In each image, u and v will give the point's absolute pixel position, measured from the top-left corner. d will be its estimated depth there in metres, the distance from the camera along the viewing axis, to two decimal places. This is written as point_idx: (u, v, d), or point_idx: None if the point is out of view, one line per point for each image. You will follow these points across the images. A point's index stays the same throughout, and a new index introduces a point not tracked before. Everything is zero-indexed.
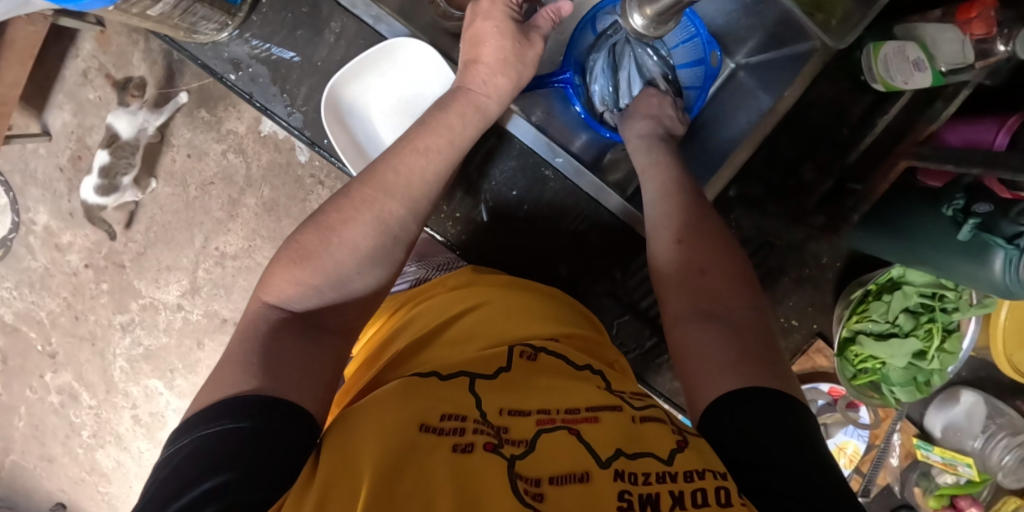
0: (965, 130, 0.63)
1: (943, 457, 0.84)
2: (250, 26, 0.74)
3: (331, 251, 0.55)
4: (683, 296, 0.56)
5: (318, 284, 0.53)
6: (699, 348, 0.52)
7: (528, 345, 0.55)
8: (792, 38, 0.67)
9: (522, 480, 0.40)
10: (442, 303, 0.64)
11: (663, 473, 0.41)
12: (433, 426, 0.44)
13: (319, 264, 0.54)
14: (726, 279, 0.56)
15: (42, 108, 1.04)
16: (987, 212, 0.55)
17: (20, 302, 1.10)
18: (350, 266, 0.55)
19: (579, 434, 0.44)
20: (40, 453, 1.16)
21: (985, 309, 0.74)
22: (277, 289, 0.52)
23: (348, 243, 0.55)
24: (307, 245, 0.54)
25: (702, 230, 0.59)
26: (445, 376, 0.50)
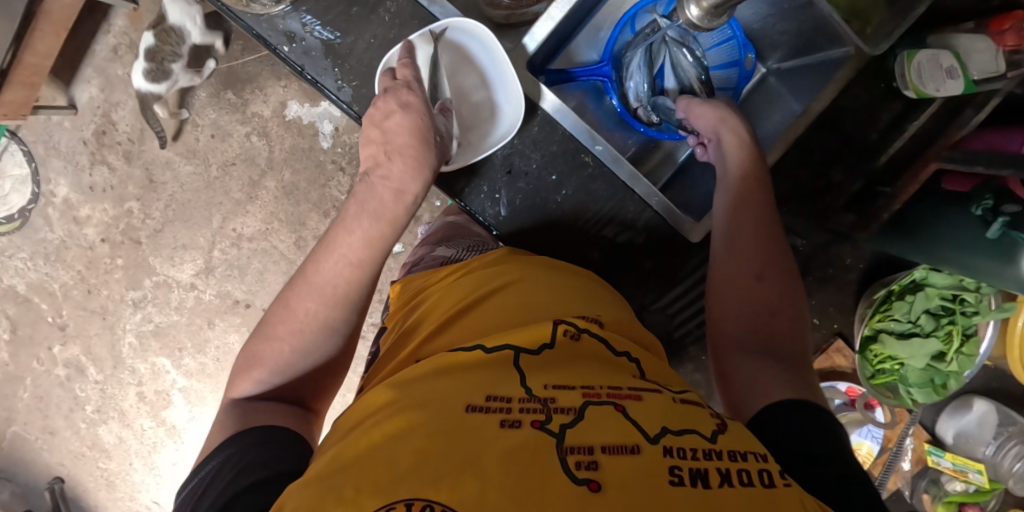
0: (992, 137, 0.65)
1: (954, 464, 0.86)
2: (305, 1, 0.72)
3: (283, 330, 0.57)
4: (742, 325, 0.59)
5: (269, 375, 0.57)
6: (750, 376, 0.56)
7: (571, 323, 0.56)
8: (827, 43, 0.70)
9: (574, 452, 0.40)
10: (479, 281, 0.65)
11: (708, 450, 0.42)
12: (479, 407, 0.44)
13: (275, 348, 0.57)
14: (789, 318, 0.59)
15: (70, 82, 1.06)
16: (1016, 212, 0.57)
17: (33, 273, 1.11)
18: (307, 317, 0.58)
19: (626, 410, 0.44)
20: (42, 425, 1.16)
21: (1004, 313, 0.75)
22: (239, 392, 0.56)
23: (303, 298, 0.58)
24: (261, 352, 0.57)
25: (772, 262, 0.60)
26: (491, 350, 0.52)
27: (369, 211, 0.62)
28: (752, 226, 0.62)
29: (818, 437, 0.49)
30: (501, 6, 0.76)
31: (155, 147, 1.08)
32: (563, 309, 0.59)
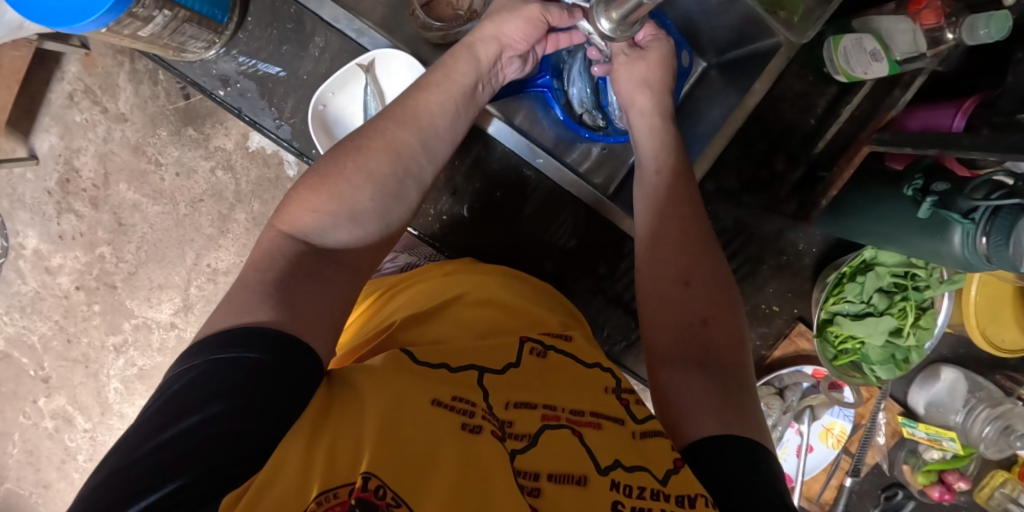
0: (925, 115, 0.66)
1: (928, 433, 0.87)
2: (237, 44, 0.79)
3: (346, 177, 0.55)
4: (676, 338, 0.58)
5: (333, 214, 0.53)
6: (684, 391, 0.54)
7: (538, 341, 0.55)
8: (757, 35, 0.70)
9: (522, 475, 0.42)
10: (439, 286, 0.63)
11: (656, 490, 0.43)
12: (444, 403, 0.45)
13: (334, 189, 0.54)
14: (724, 329, 0.58)
15: (28, 132, 1.04)
16: (944, 190, 0.57)
17: (10, 327, 1.10)
18: (365, 197, 0.55)
19: (582, 437, 0.46)
20: (34, 480, 1.15)
21: (955, 285, 0.76)
22: (293, 216, 0.53)
23: (363, 170, 0.56)
24: (316, 183, 0.55)
25: (701, 268, 0.60)
26: (454, 369, 0.50)
27: (372, 152, 0.58)
28: (686, 230, 0.63)
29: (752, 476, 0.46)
30: (433, 28, 0.77)
31: (121, 190, 1.06)
32: (530, 326, 0.59)
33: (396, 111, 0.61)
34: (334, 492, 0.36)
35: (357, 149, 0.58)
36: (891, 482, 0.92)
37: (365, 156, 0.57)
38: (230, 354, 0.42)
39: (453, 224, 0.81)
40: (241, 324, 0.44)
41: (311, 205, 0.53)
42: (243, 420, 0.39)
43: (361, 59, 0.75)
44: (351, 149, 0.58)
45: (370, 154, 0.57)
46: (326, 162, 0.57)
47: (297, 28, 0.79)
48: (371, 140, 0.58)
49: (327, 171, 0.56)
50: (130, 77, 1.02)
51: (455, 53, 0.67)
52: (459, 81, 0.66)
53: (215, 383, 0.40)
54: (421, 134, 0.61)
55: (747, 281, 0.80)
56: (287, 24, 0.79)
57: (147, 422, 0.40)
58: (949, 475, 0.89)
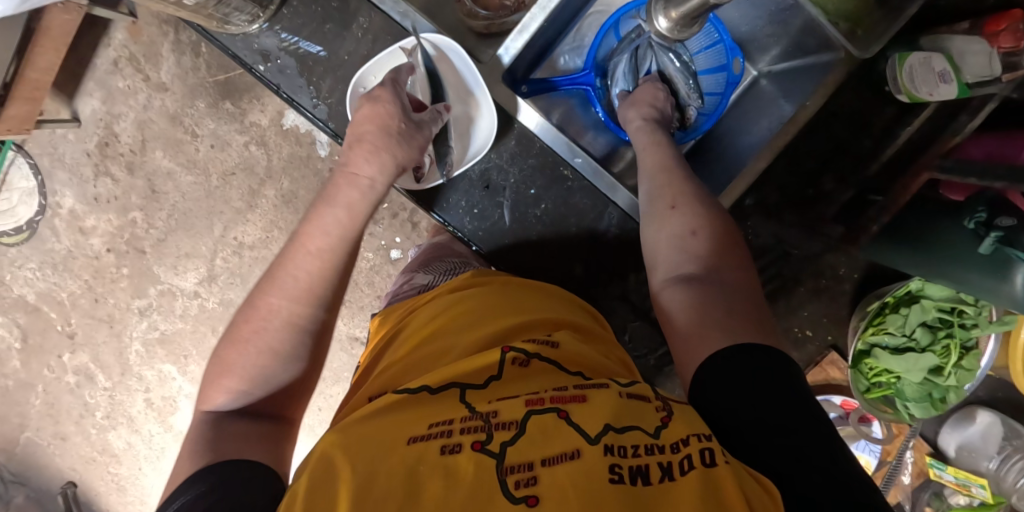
0: (991, 143, 0.59)
1: (956, 477, 0.83)
2: (281, 19, 0.79)
3: (259, 320, 0.57)
4: (672, 260, 0.59)
5: (245, 388, 0.55)
6: (685, 307, 0.55)
7: (521, 349, 0.52)
8: (815, 46, 0.66)
9: (513, 472, 0.40)
10: (437, 306, 0.63)
11: (650, 445, 0.42)
12: (421, 436, 0.43)
13: (241, 369, 0.56)
14: (712, 237, 0.59)
15: (72, 95, 1.06)
16: (1010, 226, 0.53)
17: (41, 282, 1.12)
18: (274, 336, 0.57)
19: (569, 416, 0.43)
20: (53, 431, 1.17)
21: (1005, 326, 0.71)
22: (210, 400, 0.55)
23: (269, 312, 0.58)
24: (228, 358, 0.56)
25: (691, 192, 0.61)
26: (434, 390, 0.49)
27: (270, 319, 0.57)
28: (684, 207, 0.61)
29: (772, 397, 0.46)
30: (480, 16, 0.76)
31: (157, 157, 1.06)
32: (518, 332, 0.56)
33: (295, 239, 0.62)
34: None
35: (258, 291, 0.59)
36: None
37: (269, 292, 0.59)
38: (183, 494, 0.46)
39: (485, 221, 0.80)
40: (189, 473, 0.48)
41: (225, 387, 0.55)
42: None
43: (404, 44, 0.74)
44: (259, 289, 0.59)
45: (265, 331, 0.57)
46: (240, 312, 0.59)
47: (342, 7, 0.78)
48: (265, 319, 0.57)
49: (239, 325, 0.58)
50: (173, 47, 1.03)
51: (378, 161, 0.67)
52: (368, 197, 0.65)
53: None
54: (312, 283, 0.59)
55: (780, 302, 0.76)
56: (332, 3, 0.78)
57: None
58: None
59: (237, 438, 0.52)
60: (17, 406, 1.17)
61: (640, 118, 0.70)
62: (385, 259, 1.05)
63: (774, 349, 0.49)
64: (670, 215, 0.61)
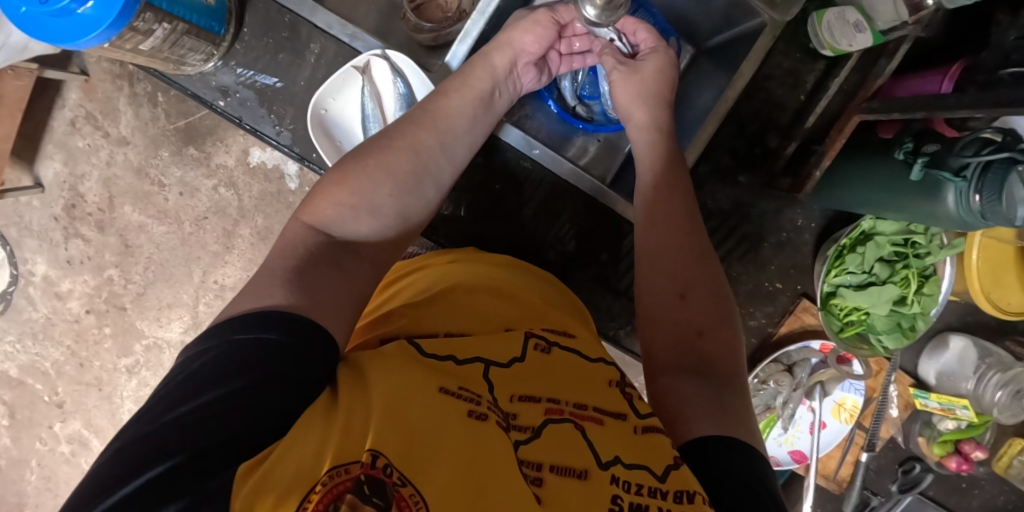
0: (912, 84, 0.66)
1: (941, 403, 0.87)
2: (235, 55, 0.81)
3: (366, 174, 0.57)
4: (672, 348, 0.57)
5: (353, 205, 0.55)
6: (679, 393, 0.53)
7: (542, 337, 0.55)
8: (741, 16, 0.71)
9: (525, 465, 0.42)
10: (437, 274, 0.63)
11: (655, 487, 0.42)
12: (452, 392, 0.45)
13: (355, 184, 0.56)
14: (702, 304, 0.59)
15: (33, 161, 1.06)
16: (934, 151, 0.58)
17: (23, 354, 1.12)
18: (383, 192, 0.57)
19: (585, 431, 0.46)
20: (54, 505, 1.16)
21: (956, 250, 0.76)
22: (315, 208, 0.54)
23: (382, 168, 0.58)
24: (345, 174, 0.57)
25: (698, 282, 0.60)
26: (461, 360, 0.49)
27: (394, 158, 0.59)
28: (682, 210, 0.65)
29: (752, 481, 0.45)
30: (425, 29, 0.80)
31: (126, 212, 1.07)
32: (535, 321, 0.58)
33: (417, 114, 0.64)
34: (345, 468, 0.36)
35: (372, 149, 0.59)
36: (908, 456, 0.91)
37: (386, 155, 0.59)
38: (247, 336, 0.42)
39: (456, 223, 0.82)
40: (262, 308, 0.44)
41: (332, 199, 0.55)
42: (260, 397, 0.40)
43: (356, 62, 0.76)
44: (372, 148, 0.60)
45: (392, 153, 0.60)
46: (343, 162, 0.59)
47: (292, 36, 0.81)
48: (393, 142, 0.61)
49: (348, 168, 0.58)
50: (129, 100, 1.03)
51: (472, 63, 0.69)
52: (476, 87, 0.68)
53: (237, 360, 0.41)
54: (438, 135, 0.64)
55: (751, 259, 0.81)
56: (283, 33, 0.81)
57: (164, 397, 0.40)
58: (965, 445, 0.87)
59: (337, 268, 0.51)
60: (13, 485, 1.16)
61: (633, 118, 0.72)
62: None
63: (756, 451, 0.48)
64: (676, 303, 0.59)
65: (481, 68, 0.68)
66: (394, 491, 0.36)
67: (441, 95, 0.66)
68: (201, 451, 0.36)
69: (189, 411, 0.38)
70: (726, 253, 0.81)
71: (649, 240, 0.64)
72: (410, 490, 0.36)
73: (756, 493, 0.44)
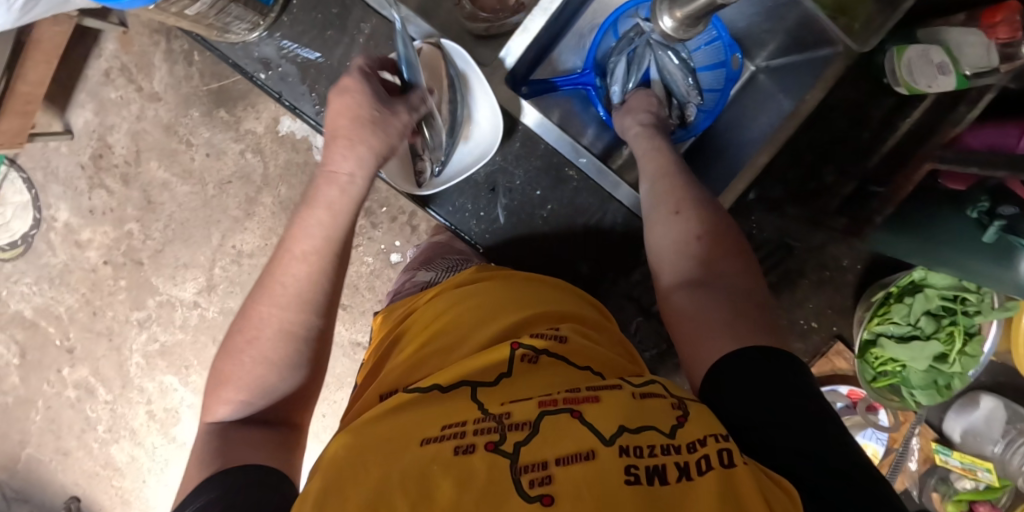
0: (988, 134, 0.62)
1: (963, 462, 0.84)
2: (281, 27, 0.79)
3: (249, 344, 0.55)
4: (681, 265, 0.60)
5: (246, 399, 0.54)
6: (694, 313, 0.56)
7: (529, 346, 0.52)
8: (814, 41, 0.67)
9: (525, 472, 0.40)
10: (434, 303, 0.63)
11: (666, 445, 0.42)
12: (433, 437, 0.43)
13: (234, 377, 0.54)
14: (697, 215, 0.61)
15: (65, 107, 1.05)
16: (1011, 214, 0.54)
17: (39, 297, 1.12)
18: (265, 374, 0.54)
19: (582, 416, 0.43)
20: (55, 447, 1.16)
21: (1008, 313, 0.73)
22: (215, 410, 0.54)
23: (257, 359, 0.54)
24: (227, 369, 0.55)
25: (692, 195, 0.62)
26: (445, 389, 0.49)
27: (253, 333, 0.55)
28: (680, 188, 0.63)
29: (777, 393, 0.47)
30: (480, 18, 0.78)
31: (152, 168, 1.06)
32: (513, 329, 0.56)
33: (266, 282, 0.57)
34: None
35: (243, 329, 0.56)
36: (919, 509, 0.88)
37: (254, 339, 0.55)
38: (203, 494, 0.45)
39: (490, 226, 0.79)
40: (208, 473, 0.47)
41: (225, 398, 0.54)
42: None
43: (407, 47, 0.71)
44: (240, 334, 0.56)
45: (256, 340, 0.55)
46: (225, 346, 0.57)
47: (342, 13, 0.78)
48: (256, 322, 0.55)
49: (228, 357, 0.56)
50: (165, 57, 1.02)
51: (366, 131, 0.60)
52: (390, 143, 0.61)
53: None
54: (304, 286, 0.57)
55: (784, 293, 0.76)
56: (332, 9, 0.78)
57: None
58: (979, 506, 0.85)
59: (246, 446, 0.50)
60: (18, 422, 1.16)
61: (638, 124, 0.71)
62: (385, 262, 1.04)
63: (776, 349, 0.50)
64: (671, 219, 0.62)
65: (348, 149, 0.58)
66: None
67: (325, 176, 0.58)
68: None
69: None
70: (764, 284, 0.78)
71: (652, 205, 0.64)
72: None
73: (788, 409, 0.46)
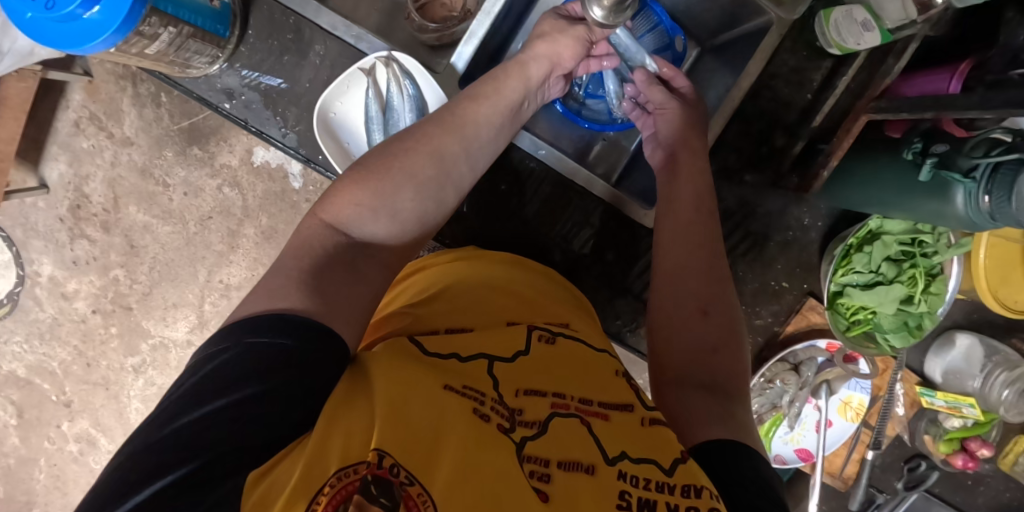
0: (920, 82, 0.66)
1: (947, 401, 0.87)
2: (239, 57, 0.81)
3: (391, 176, 0.56)
4: (686, 356, 0.58)
5: (371, 207, 0.54)
6: (687, 402, 0.54)
7: (546, 329, 0.55)
8: (748, 13, 0.71)
9: (530, 461, 0.42)
10: (441, 272, 0.63)
11: (661, 482, 0.42)
12: (457, 388, 0.45)
13: (377, 185, 0.55)
14: (720, 319, 0.59)
15: (37, 162, 1.06)
16: (943, 151, 0.58)
17: (31, 354, 1.12)
18: (406, 196, 0.56)
19: (590, 427, 0.46)
20: (62, 503, 1.17)
21: (964, 249, 0.76)
22: (337, 207, 0.54)
23: (406, 171, 0.57)
24: (357, 178, 0.56)
25: (719, 298, 0.61)
26: (465, 358, 0.49)
27: (413, 170, 0.57)
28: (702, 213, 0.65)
29: (759, 492, 0.44)
30: (429, 29, 0.80)
31: (131, 212, 1.07)
32: (536, 314, 0.59)
33: (442, 116, 0.62)
34: (353, 469, 0.36)
35: (378, 159, 0.57)
36: (913, 454, 0.91)
37: (409, 157, 0.58)
38: (263, 340, 0.41)
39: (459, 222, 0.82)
40: (274, 313, 0.43)
41: (353, 199, 0.54)
42: (278, 398, 0.39)
43: (362, 64, 0.76)
44: (395, 149, 0.58)
45: (415, 156, 0.58)
46: (365, 160, 0.58)
47: (296, 38, 0.81)
48: (416, 145, 0.59)
49: (371, 167, 0.57)
50: (133, 101, 1.03)
51: (507, 69, 0.68)
52: (505, 95, 0.66)
53: (252, 364, 0.40)
54: (463, 141, 0.62)
55: (755, 259, 0.81)
56: (287, 34, 0.81)
57: (176, 400, 0.39)
58: (971, 443, 0.88)
59: (357, 279, 0.51)
60: (22, 483, 1.17)
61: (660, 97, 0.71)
62: None
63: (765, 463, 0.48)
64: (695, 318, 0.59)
65: (570, 43, 0.69)
66: (401, 490, 0.36)
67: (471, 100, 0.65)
68: (214, 457, 0.36)
69: (206, 415, 0.38)
70: (733, 252, 0.81)
71: (669, 250, 0.63)
72: (417, 489, 0.37)
73: (765, 494, 0.44)
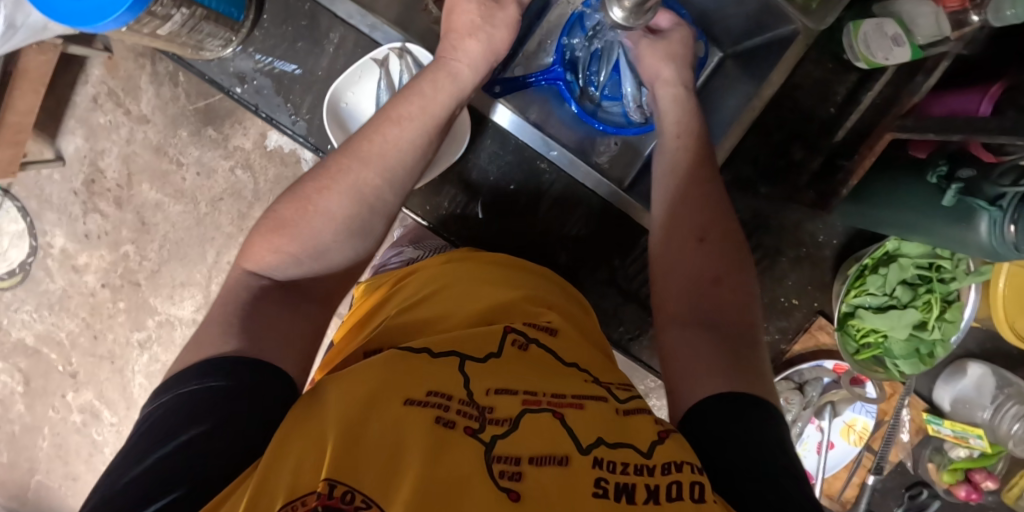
0: (951, 101, 0.63)
1: (954, 431, 0.84)
2: (253, 41, 0.80)
3: (305, 219, 0.54)
4: (687, 299, 0.56)
5: (295, 253, 0.53)
6: (687, 350, 0.52)
7: (521, 332, 0.53)
8: (772, 22, 0.68)
9: (500, 460, 0.40)
10: (423, 279, 0.62)
11: (640, 465, 0.41)
12: (417, 400, 0.43)
13: (295, 232, 0.53)
14: (719, 251, 0.57)
15: (55, 134, 1.06)
16: (970, 176, 0.55)
17: (40, 324, 1.13)
18: (325, 237, 0.54)
19: (564, 419, 0.43)
20: (64, 472, 1.18)
21: (982, 277, 0.74)
22: (257, 256, 0.53)
23: (324, 212, 0.54)
24: (282, 218, 0.54)
25: (717, 225, 0.59)
26: (437, 353, 0.49)
27: (338, 192, 0.55)
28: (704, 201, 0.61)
29: (756, 455, 0.44)
30: None
31: (143, 189, 1.07)
32: (514, 315, 0.57)
33: (356, 146, 0.58)
34: (302, 500, 0.36)
35: (297, 196, 0.56)
36: (915, 481, 0.89)
37: (326, 196, 0.55)
38: (194, 386, 0.43)
39: (466, 220, 0.82)
40: (205, 358, 0.44)
41: (272, 247, 0.53)
42: (217, 437, 0.41)
43: (375, 54, 0.75)
44: (309, 188, 0.56)
45: (330, 194, 0.55)
46: (286, 201, 0.56)
47: (312, 25, 0.80)
48: (331, 180, 0.56)
49: (286, 212, 0.55)
50: (151, 79, 1.03)
51: (432, 81, 0.63)
52: (437, 102, 0.62)
53: (189, 408, 0.42)
54: (384, 168, 0.58)
55: (765, 273, 0.80)
56: (302, 21, 0.80)
57: (130, 452, 0.41)
58: (976, 474, 0.86)
59: (280, 318, 0.49)
60: (26, 450, 1.18)
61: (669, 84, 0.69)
62: None
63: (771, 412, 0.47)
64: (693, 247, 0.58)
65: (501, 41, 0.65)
66: None
67: (394, 108, 0.61)
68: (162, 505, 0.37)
69: (151, 466, 0.39)
70: None
71: (669, 208, 0.62)
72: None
73: (763, 451, 0.44)
